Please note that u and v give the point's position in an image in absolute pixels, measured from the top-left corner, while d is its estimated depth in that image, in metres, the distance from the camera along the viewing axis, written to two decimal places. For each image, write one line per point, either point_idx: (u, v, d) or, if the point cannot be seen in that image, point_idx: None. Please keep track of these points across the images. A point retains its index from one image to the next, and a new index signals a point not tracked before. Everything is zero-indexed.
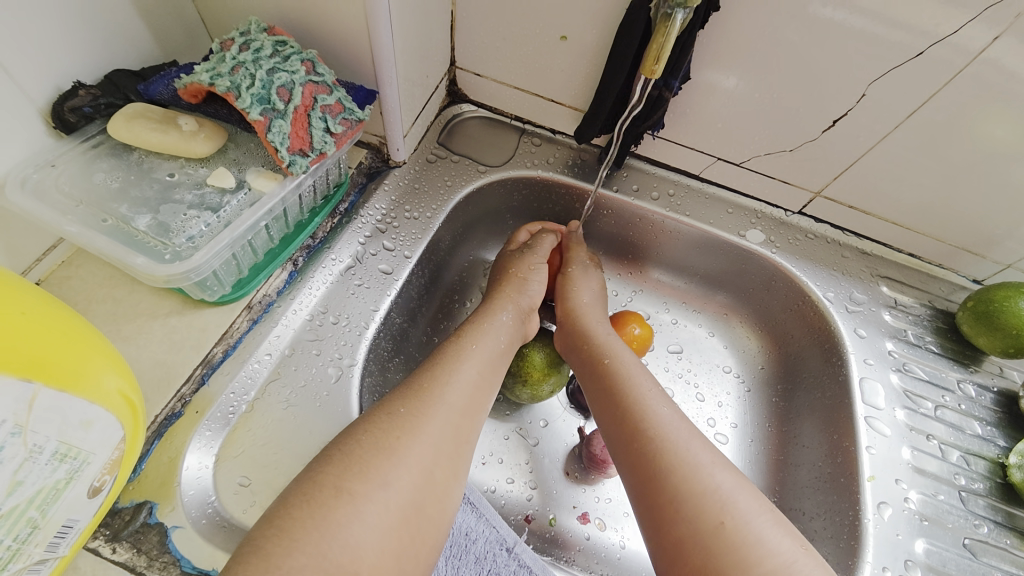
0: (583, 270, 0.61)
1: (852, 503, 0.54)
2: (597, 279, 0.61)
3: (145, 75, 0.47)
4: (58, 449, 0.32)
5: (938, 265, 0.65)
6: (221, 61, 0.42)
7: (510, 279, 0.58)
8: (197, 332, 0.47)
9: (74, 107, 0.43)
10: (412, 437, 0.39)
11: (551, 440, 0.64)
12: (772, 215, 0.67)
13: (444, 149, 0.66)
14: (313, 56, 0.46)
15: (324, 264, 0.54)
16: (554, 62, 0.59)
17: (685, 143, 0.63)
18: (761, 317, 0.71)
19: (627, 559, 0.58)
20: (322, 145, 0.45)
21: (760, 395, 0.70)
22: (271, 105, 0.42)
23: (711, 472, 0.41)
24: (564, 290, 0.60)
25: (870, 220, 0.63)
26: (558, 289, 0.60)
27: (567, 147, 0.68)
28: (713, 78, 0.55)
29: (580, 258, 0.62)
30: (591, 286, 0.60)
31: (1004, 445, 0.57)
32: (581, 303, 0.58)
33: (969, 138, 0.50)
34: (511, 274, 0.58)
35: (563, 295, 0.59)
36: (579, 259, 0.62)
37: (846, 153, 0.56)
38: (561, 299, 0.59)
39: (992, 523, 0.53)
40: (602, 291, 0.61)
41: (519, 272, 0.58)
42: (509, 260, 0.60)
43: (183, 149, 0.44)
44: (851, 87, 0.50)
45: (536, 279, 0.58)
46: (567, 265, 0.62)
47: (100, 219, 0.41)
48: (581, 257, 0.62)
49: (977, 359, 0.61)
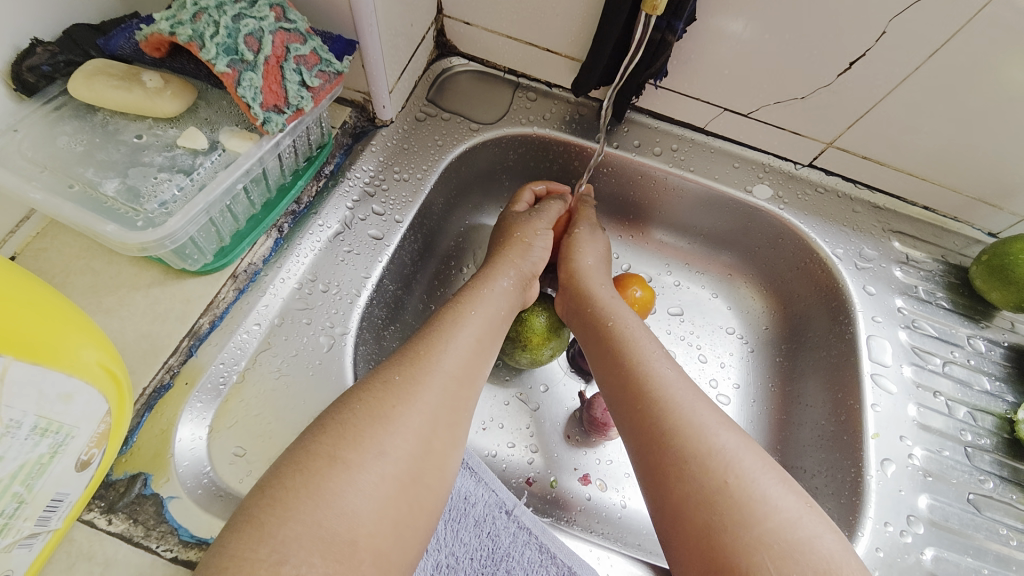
0: (589, 233, 0.59)
1: (855, 460, 0.53)
2: (603, 242, 0.59)
3: (106, 29, 0.44)
4: (37, 423, 0.31)
5: (952, 218, 0.62)
6: (181, 8, 0.39)
7: (513, 244, 0.55)
8: (181, 303, 0.45)
9: (32, 67, 0.40)
10: (408, 404, 0.38)
11: (551, 404, 0.64)
12: (781, 168, 0.63)
13: (434, 107, 0.62)
14: (283, 1, 0.42)
15: (311, 230, 0.52)
16: (547, 7, 0.54)
17: (689, 93, 0.59)
18: (767, 276, 0.69)
19: (627, 518, 0.59)
20: (298, 100, 0.42)
21: (763, 354, 0.69)
22: (240, 56, 0.39)
23: (714, 432, 0.39)
24: (567, 252, 0.57)
25: (883, 172, 0.60)
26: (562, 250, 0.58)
27: (564, 101, 0.64)
28: (718, 21, 0.50)
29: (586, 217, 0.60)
30: (597, 249, 0.58)
31: (1012, 401, 0.56)
32: (588, 261, 0.56)
33: (993, 82, 0.46)
34: (514, 238, 0.56)
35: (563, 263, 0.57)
36: (586, 220, 0.60)
37: (860, 101, 0.53)
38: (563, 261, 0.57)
39: (997, 478, 0.53)
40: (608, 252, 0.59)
41: (523, 236, 0.56)
42: (513, 222, 0.58)
43: (148, 108, 0.41)
44: (869, 27, 0.46)
45: (540, 242, 0.56)
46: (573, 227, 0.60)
47: (66, 185, 0.39)
48: (589, 219, 0.60)
49: (988, 315, 0.59)
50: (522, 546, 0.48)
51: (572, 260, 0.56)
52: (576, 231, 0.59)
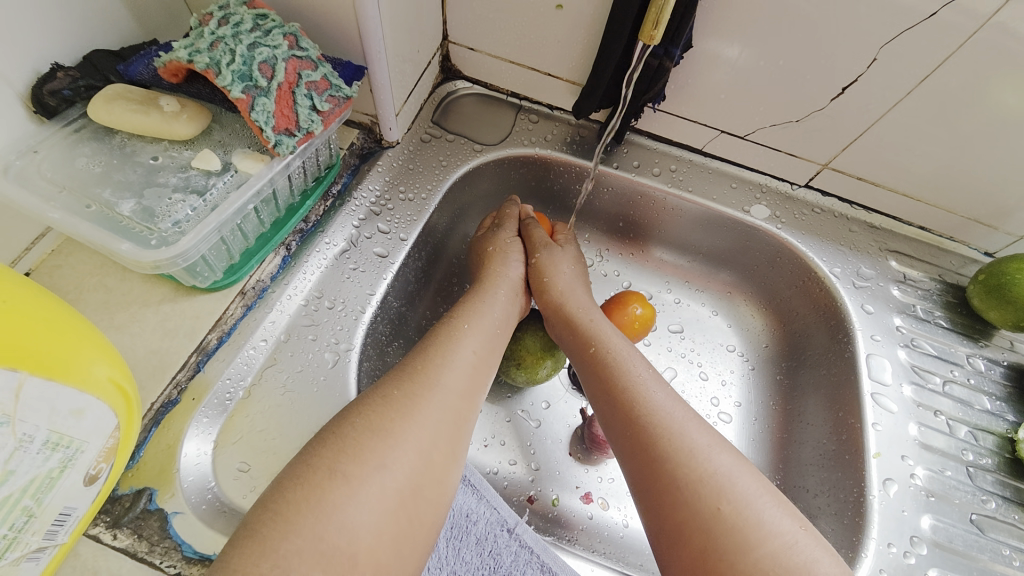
0: (550, 254, 0.57)
1: (856, 480, 0.53)
2: (568, 259, 0.58)
3: (125, 55, 0.45)
4: (48, 438, 0.31)
5: (949, 238, 0.63)
6: (200, 37, 0.41)
7: (491, 256, 0.57)
8: (191, 319, 0.46)
9: (53, 91, 0.41)
10: (408, 420, 0.38)
11: (553, 421, 0.64)
12: (778, 189, 0.65)
13: (439, 128, 0.64)
14: (296, 29, 0.44)
15: (318, 248, 0.53)
16: (549, 34, 0.56)
17: (687, 116, 0.61)
18: (766, 294, 0.70)
19: (630, 538, 0.59)
20: (309, 123, 0.44)
21: (764, 372, 0.69)
22: (254, 83, 0.40)
23: (709, 455, 0.40)
24: (538, 278, 0.56)
25: (879, 193, 0.61)
26: (533, 281, 0.57)
27: (566, 123, 0.66)
28: (715, 48, 0.52)
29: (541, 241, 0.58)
30: (568, 267, 0.57)
31: (1013, 421, 0.56)
32: (561, 283, 0.55)
33: (982, 106, 0.48)
34: (489, 252, 0.57)
35: (539, 285, 0.56)
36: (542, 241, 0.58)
37: (854, 124, 0.54)
38: (539, 291, 0.56)
39: (1000, 498, 0.53)
40: (578, 271, 0.58)
41: (496, 248, 0.57)
42: (483, 240, 0.59)
43: (165, 131, 0.43)
44: (860, 54, 0.48)
45: (514, 252, 0.57)
46: (533, 255, 0.58)
47: (84, 205, 0.40)
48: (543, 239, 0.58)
49: (987, 334, 0.60)
50: (523, 565, 0.47)
51: (545, 283, 0.55)
52: (536, 258, 0.57)
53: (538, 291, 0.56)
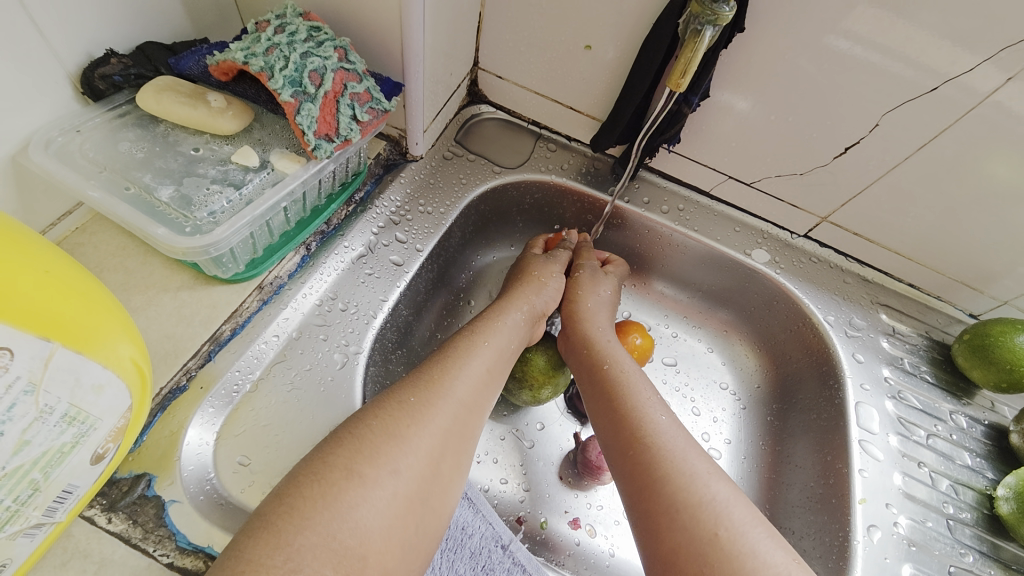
0: (592, 275, 0.61)
1: (842, 524, 0.54)
2: (610, 286, 0.61)
3: (176, 50, 0.47)
4: (67, 412, 0.32)
5: (936, 297, 0.66)
6: (256, 41, 0.43)
7: (529, 280, 0.58)
8: (208, 307, 0.47)
9: (104, 75, 0.43)
10: (421, 426, 0.39)
11: (546, 443, 0.65)
12: (778, 236, 0.68)
13: (461, 148, 0.66)
14: (346, 43, 0.46)
15: (337, 250, 0.54)
16: (577, 70, 0.59)
17: (698, 160, 0.64)
18: (761, 335, 0.72)
19: (615, 567, 0.58)
20: (348, 132, 0.45)
21: (755, 413, 0.71)
22: (302, 89, 0.43)
23: (708, 482, 0.41)
24: (572, 291, 0.59)
25: (874, 249, 0.64)
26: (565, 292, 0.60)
27: (582, 155, 0.69)
28: (731, 99, 0.56)
29: (589, 262, 0.62)
30: (601, 292, 0.60)
31: (992, 478, 0.58)
32: (590, 303, 0.58)
33: (975, 176, 0.52)
34: (530, 275, 0.58)
35: (569, 297, 0.59)
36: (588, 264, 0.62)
37: (854, 182, 0.58)
38: (567, 301, 0.59)
39: (978, 552, 0.54)
40: (614, 299, 0.61)
41: (539, 275, 0.58)
42: (529, 262, 0.61)
43: (209, 125, 0.44)
44: (865, 119, 0.51)
45: (554, 284, 0.58)
46: (576, 269, 0.61)
47: (122, 187, 0.41)
48: (591, 263, 0.62)
49: (969, 392, 0.62)
50: None
51: (575, 297, 0.59)
52: (579, 273, 0.61)
53: (566, 303, 0.59)
